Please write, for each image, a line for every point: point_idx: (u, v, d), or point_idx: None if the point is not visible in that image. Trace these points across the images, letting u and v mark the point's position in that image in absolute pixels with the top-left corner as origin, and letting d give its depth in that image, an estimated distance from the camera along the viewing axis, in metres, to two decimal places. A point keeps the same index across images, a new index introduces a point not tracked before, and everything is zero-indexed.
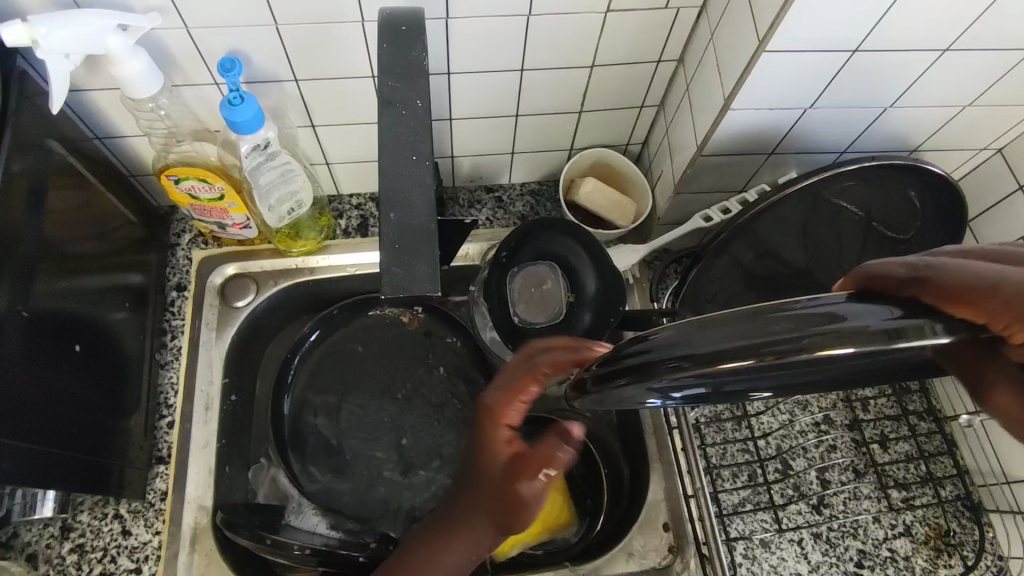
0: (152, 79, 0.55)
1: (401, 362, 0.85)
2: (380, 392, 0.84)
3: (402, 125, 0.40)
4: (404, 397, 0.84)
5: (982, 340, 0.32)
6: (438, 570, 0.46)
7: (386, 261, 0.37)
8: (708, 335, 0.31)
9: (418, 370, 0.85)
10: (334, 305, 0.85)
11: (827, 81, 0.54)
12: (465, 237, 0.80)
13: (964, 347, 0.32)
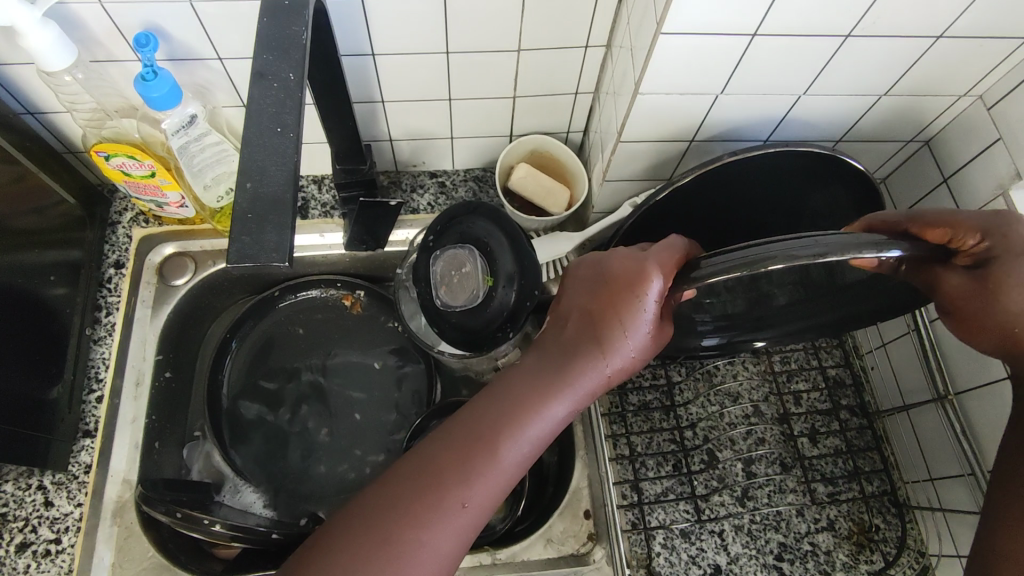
0: (64, 50, 0.56)
1: (341, 345, 0.86)
2: (319, 374, 0.84)
3: (271, 97, 0.41)
4: (342, 379, 0.84)
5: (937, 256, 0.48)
6: (536, 418, 0.47)
7: (239, 229, 0.37)
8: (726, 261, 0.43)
9: (358, 353, 0.86)
10: (276, 287, 0.87)
11: (734, 66, 0.53)
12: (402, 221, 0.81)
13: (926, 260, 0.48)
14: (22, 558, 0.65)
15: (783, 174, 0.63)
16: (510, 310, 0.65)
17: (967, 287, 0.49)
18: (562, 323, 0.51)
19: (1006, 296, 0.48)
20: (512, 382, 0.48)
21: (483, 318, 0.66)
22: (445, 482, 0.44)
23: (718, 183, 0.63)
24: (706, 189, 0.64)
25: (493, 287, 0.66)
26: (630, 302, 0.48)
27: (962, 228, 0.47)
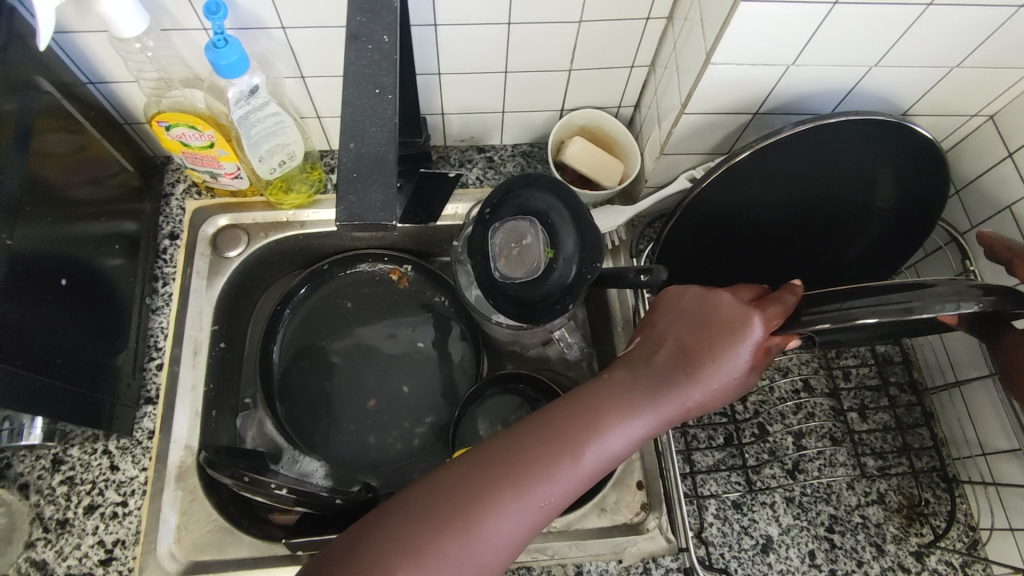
0: (137, 19, 0.56)
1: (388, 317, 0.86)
2: (367, 346, 0.85)
3: (366, 59, 0.41)
4: (391, 352, 0.85)
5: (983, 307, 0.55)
6: (614, 432, 0.47)
7: (344, 189, 0.37)
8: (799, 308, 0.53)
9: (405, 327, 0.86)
10: (325, 260, 0.87)
11: (810, 34, 0.53)
12: (453, 195, 0.81)
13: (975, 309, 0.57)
14: (92, 519, 0.66)
15: (851, 147, 0.63)
16: (570, 283, 0.65)
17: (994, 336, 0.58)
18: (654, 347, 0.51)
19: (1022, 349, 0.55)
20: (589, 401, 0.48)
21: (542, 292, 0.66)
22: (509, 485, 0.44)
23: (784, 161, 0.64)
24: (771, 161, 0.63)
25: (552, 261, 0.66)
26: (729, 340, 0.49)
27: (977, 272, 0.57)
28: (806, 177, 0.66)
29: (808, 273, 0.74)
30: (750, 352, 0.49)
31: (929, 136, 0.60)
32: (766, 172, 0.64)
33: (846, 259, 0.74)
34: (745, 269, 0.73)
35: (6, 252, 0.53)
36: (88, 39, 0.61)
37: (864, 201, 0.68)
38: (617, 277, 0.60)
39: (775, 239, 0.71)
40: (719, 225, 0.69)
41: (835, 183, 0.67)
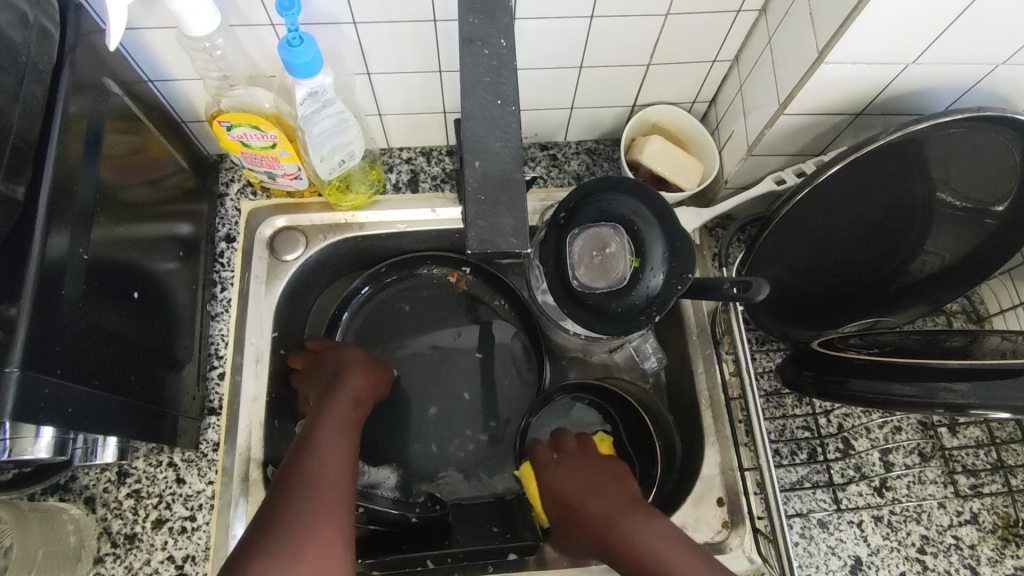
0: (209, 17, 0.52)
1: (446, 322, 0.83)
2: (426, 351, 0.82)
3: (484, 66, 0.38)
4: (450, 358, 0.82)
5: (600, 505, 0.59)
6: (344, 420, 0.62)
7: (471, 214, 0.34)
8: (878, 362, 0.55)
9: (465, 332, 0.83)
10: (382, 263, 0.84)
11: (942, 29, 0.49)
12: None
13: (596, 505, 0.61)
14: (161, 534, 0.65)
15: (975, 152, 0.59)
16: (656, 294, 0.62)
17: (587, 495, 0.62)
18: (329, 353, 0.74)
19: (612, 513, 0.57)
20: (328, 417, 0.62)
21: (625, 302, 0.63)
22: (316, 500, 0.51)
23: (876, 167, 0.59)
24: (878, 159, 0.58)
25: (639, 270, 0.63)
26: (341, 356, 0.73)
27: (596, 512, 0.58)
28: (892, 183, 0.61)
29: (881, 289, 0.70)
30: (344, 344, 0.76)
31: None
32: (860, 175, 0.59)
33: (937, 266, 0.68)
34: (816, 270, 0.69)
35: (84, 266, 0.50)
36: (158, 35, 0.59)
37: (957, 205, 0.63)
38: (711, 288, 0.56)
39: (852, 244, 0.66)
40: (804, 232, 0.64)
41: (927, 186, 0.62)
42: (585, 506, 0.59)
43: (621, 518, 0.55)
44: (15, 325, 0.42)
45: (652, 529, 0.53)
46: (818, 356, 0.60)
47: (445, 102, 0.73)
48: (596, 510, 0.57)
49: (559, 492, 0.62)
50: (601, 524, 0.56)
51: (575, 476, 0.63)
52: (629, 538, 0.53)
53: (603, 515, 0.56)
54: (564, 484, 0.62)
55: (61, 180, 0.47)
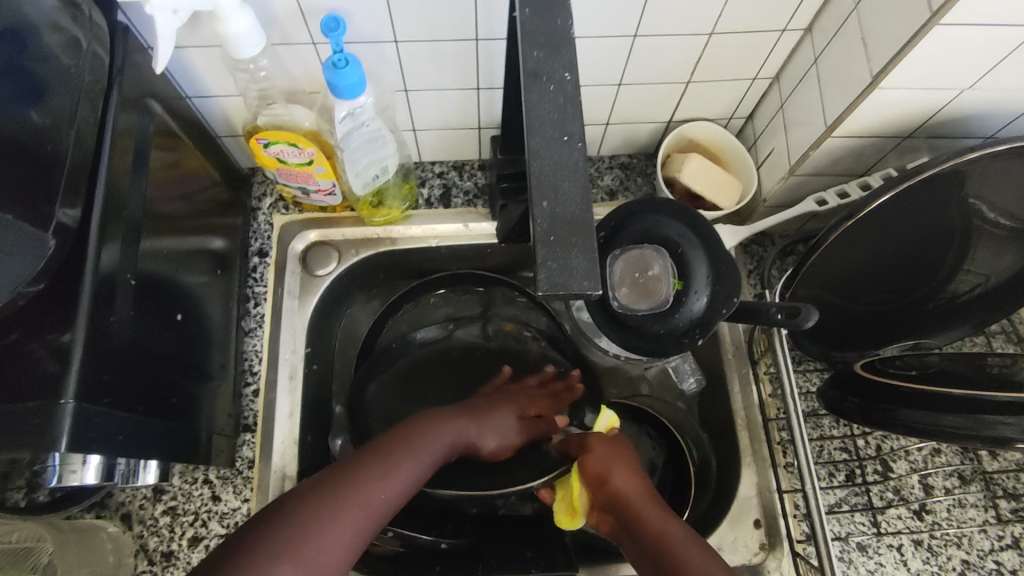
0: (256, 39, 0.52)
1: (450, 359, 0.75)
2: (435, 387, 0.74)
3: (550, 101, 0.37)
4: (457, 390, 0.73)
5: (636, 488, 0.58)
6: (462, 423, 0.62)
7: (541, 253, 0.34)
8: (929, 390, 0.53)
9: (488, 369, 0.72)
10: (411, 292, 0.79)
11: (1004, 55, 0.49)
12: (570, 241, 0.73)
13: (637, 497, 0.57)
14: (197, 552, 0.65)
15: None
16: (699, 317, 0.61)
17: (631, 484, 0.59)
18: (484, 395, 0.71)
19: (658, 520, 0.54)
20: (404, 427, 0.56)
21: (667, 325, 0.62)
22: (379, 467, 0.50)
23: (918, 192, 0.58)
24: (924, 183, 0.57)
25: (682, 292, 0.62)
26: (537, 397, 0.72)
27: (612, 496, 0.59)
28: (933, 205, 0.60)
29: (923, 312, 0.69)
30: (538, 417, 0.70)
31: None
32: (902, 199, 0.58)
33: (982, 290, 0.66)
34: (856, 290, 0.67)
35: (133, 290, 0.50)
36: (201, 55, 0.59)
37: (1004, 228, 0.61)
38: (756, 312, 0.55)
39: (893, 266, 0.65)
40: (844, 252, 0.63)
41: (971, 208, 0.60)
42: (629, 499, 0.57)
43: (689, 547, 0.51)
44: (69, 350, 0.43)
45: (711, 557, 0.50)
46: (861, 382, 0.59)
47: (481, 118, 0.73)
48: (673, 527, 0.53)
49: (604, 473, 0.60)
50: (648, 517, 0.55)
51: (627, 474, 0.60)
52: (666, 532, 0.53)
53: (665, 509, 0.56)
54: (618, 479, 0.59)
55: (111, 206, 0.47)
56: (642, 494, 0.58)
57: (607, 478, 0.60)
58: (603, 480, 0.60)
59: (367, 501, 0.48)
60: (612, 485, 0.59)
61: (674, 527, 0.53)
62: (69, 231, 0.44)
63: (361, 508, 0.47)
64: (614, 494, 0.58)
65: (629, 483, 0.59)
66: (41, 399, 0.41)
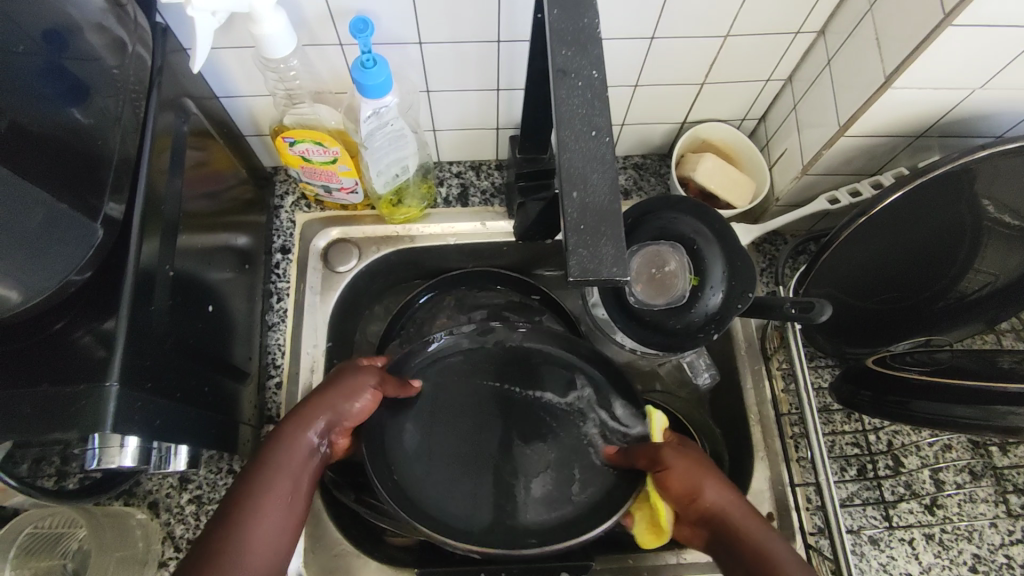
0: (289, 40, 0.54)
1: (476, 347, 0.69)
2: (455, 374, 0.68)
3: (578, 96, 0.39)
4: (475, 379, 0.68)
5: (736, 501, 0.51)
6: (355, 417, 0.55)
7: (571, 241, 0.36)
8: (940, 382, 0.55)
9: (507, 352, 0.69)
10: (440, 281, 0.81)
11: (1015, 56, 0.50)
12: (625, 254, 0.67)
13: (738, 509, 0.50)
14: None
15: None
16: (716, 312, 0.62)
17: (724, 495, 0.51)
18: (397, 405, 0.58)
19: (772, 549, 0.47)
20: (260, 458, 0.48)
21: (683, 321, 0.63)
22: (272, 498, 0.46)
23: (929, 191, 0.60)
24: (937, 182, 0.59)
25: (698, 287, 0.63)
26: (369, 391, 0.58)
27: (704, 510, 0.51)
28: (943, 203, 0.61)
29: (933, 309, 0.70)
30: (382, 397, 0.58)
31: None
32: (914, 197, 0.60)
33: (992, 287, 0.67)
34: (867, 288, 0.69)
35: (169, 281, 0.52)
36: (233, 56, 0.61)
37: (1013, 226, 0.63)
38: (772, 307, 0.57)
39: (904, 264, 0.66)
40: (856, 250, 0.65)
41: (981, 206, 0.61)
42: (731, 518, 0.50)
43: None
44: (113, 336, 0.44)
45: None
46: (874, 376, 0.60)
47: (500, 118, 0.75)
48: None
49: (695, 488, 0.52)
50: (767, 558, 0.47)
51: (721, 491, 0.51)
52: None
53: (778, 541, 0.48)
54: (713, 496, 0.51)
55: (151, 200, 0.49)
56: (752, 525, 0.49)
57: (698, 490, 0.52)
58: (692, 497, 0.52)
59: (284, 513, 0.46)
60: (710, 497, 0.51)
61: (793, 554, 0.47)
62: (113, 223, 0.46)
63: (251, 547, 0.43)
64: (713, 507, 0.51)
65: (726, 497, 0.51)
66: (86, 382, 0.43)
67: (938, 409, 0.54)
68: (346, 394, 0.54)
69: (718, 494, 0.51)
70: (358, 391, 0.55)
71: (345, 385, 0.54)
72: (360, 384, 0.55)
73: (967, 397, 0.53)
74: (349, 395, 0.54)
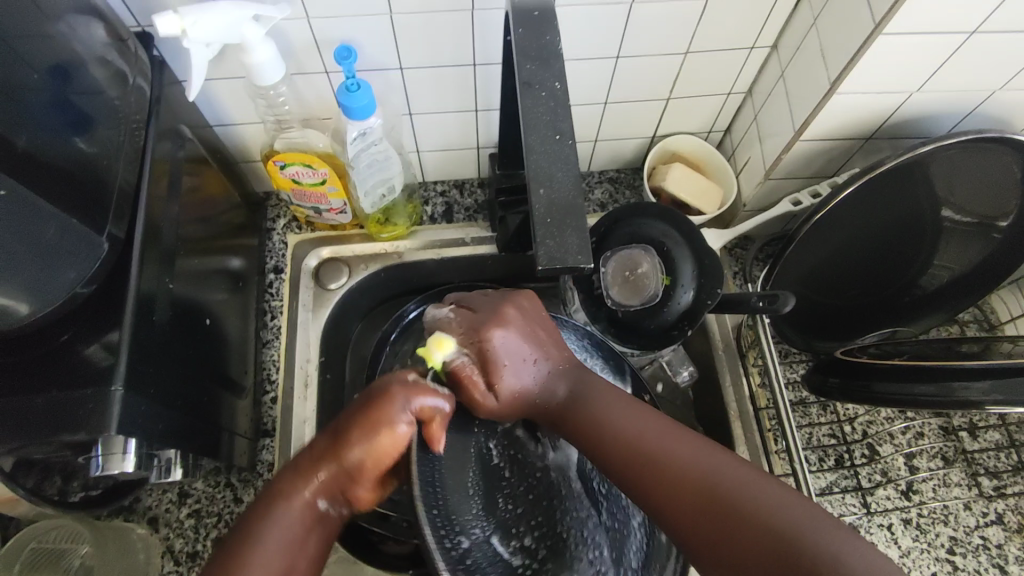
0: (277, 69, 0.58)
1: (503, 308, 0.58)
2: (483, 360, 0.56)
3: (542, 106, 0.43)
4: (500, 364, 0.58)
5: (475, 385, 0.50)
6: (356, 449, 0.44)
7: (540, 234, 0.40)
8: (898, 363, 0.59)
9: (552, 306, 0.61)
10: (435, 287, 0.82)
11: (942, 61, 0.55)
12: (607, 267, 0.69)
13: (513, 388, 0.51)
14: None
15: (983, 165, 0.63)
16: (687, 310, 0.66)
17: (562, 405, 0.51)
18: (425, 415, 0.45)
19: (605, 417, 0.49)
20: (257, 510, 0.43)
21: (658, 320, 0.67)
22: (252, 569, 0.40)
23: (880, 190, 0.64)
24: (887, 178, 0.63)
25: (669, 288, 0.67)
26: (388, 408, 0.44)
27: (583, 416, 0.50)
28: (893, 200, 0.65)
29: (898, 303, 0.74)
30: (407, 413, 0.44)
31: None
32: (865, 195, 0.64)
33: (950, 278, 0.72)
34: (833, 284, 0.72)
35: (170, 295, 0.55)
36: (227, 86, 0.65)
37: (961, 220, 0.67)
38: (740, 302, 0.60)
39: (866, 259, 0.71)
40: (818, 248, 0.69)
41: (932, 200, 0.66)
42: (675, 465, 0.44)
43: (677, 442, 0.46)
44: (117, 345, 0.47)
45: (723, 459, 0.44)
46: (841, 363, 0.63)
47: (479, 138, 0.79)
48: (746, 508, 0.41)
49: (635, 440, 0.47)
50: (707, 489, 0.42)
51: (621, 406, 0.50)
52: (732, 512, 0.41)
53: (741, 490, 0.42)
54: (676, 452, 0.45)
55: (151, 221, 0.52)
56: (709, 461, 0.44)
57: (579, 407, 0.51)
58: (636, 453, 0.46)
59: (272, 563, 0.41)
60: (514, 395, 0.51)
61: (621, 436, 0.47)
62: (117, 242, 0.49)
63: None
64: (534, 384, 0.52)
65: (694, 450, 0.45)
66: (93, 387, 0.46)
67: (899, 390, 0.57)
68: (364, 438, 0.44)
69: (553, 398, 0.52)
70: (375, 432, 0.44)
71: (362, 419, 0.44)
72: (379, 420, 0.44)
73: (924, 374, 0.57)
74: (367, 436, 0.44)
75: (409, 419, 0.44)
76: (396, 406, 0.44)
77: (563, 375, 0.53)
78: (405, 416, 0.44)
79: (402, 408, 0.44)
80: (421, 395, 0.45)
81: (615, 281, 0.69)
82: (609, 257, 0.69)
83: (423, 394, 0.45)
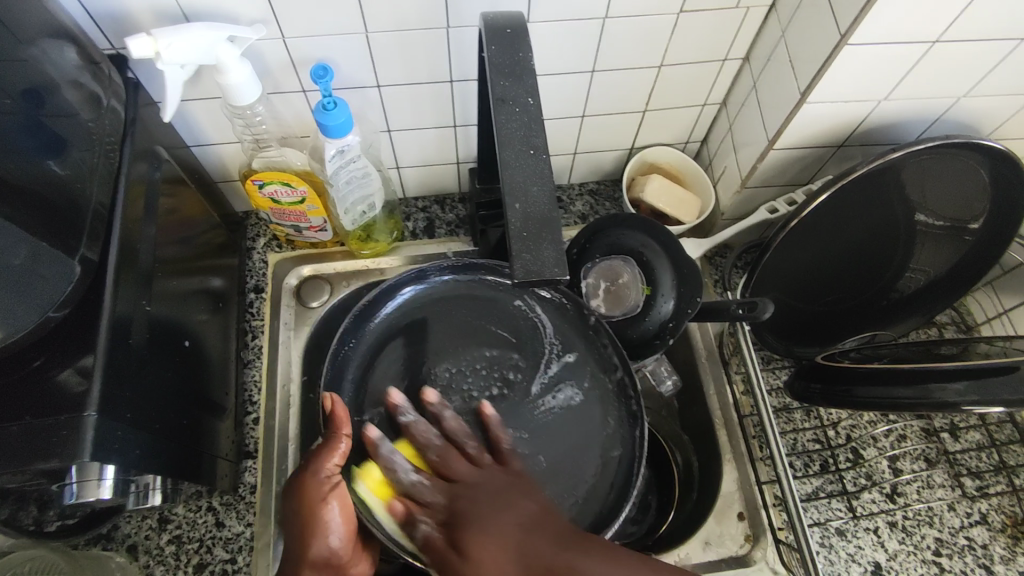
0: (253, 88, 0.57)
1: (403, 322, 0.62)
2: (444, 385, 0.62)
3: (516, 121, 0.44)
4: (418, 363, 0.60)
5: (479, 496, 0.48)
6: (314, 511, 0.53)
7: (517, 247, 0.40)
8: (878, 367, 0.59)
9: (461, 300, 0.63)
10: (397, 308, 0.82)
11: (908, 69, 0.57)
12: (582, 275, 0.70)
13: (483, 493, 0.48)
14: None
15: (953, 170, 0.64)
16: (668, 319, 0.67)
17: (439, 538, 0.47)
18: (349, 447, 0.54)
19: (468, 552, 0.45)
20: None
21: (639, 329, 0.67)
22: None
23: (854, 198, 0.65)
24: (861, 186, 0.64)
25: (650, 297, 0.67)
26: (316, 480, 0.52)
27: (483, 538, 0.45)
28: (867, 207, 0.66)
29: (877, 307, 0.75)
30: (341, 456, 0.53)
31: (1003, 147, 0.61)
32: (839, 203, 0.65)
33: (926, 280, 0.73)
34: (814, 290, 0.73)
35: (147, 319, 0.54)
36: (203, 107, 0.65)
37: (934, 224, 0.68)
38: (718, 310, 0.61)
39: (845, 265, 0.71)
40: (796, 255, 0.70)
41: (906, 205, 0.67)
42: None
43: (547, 553, 0.44)
44: (92, 370, 0.47)
45: (605, 564, 0.44)
46: (822, 369, 0.64)
47: (459, 154, 0.79)
48: None
49: (548, 561, 0.44)
50: None
51: (512, 518, 0.46)
52: None
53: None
54: (586, 568, 0.43)
55: (125, 244, 0.52)
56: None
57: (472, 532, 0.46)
58: (567, 542, 0.45)
59: None
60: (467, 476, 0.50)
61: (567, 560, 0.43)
62: (90, 264, 0.48)
63: None
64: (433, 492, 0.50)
65: (590, 567, 0.43)
66: (66, 413, 0.45)
67: (879, 394, 0.58)
68: (316, 515, 0.53)
69: (497, 532, 0.45)
70: (318, 505, 0.53)
71: (301, 511, 0.52)
72: (312, 492, 0.52)
73: (901, 375, 0.57)
74: (316, 508, 0.53)
75: (340, 465, 0.53)
76: (324, 466, 0.53)
77: (435, 494, 0.49)
78: (326, 494, 0.53)
79: (337, 459, 0.53)
80: (342, 436, 0.53)
81: (595, 291, 0.69)
82: (589, 267, 0.69)
83: (340, 435, 0.53)
